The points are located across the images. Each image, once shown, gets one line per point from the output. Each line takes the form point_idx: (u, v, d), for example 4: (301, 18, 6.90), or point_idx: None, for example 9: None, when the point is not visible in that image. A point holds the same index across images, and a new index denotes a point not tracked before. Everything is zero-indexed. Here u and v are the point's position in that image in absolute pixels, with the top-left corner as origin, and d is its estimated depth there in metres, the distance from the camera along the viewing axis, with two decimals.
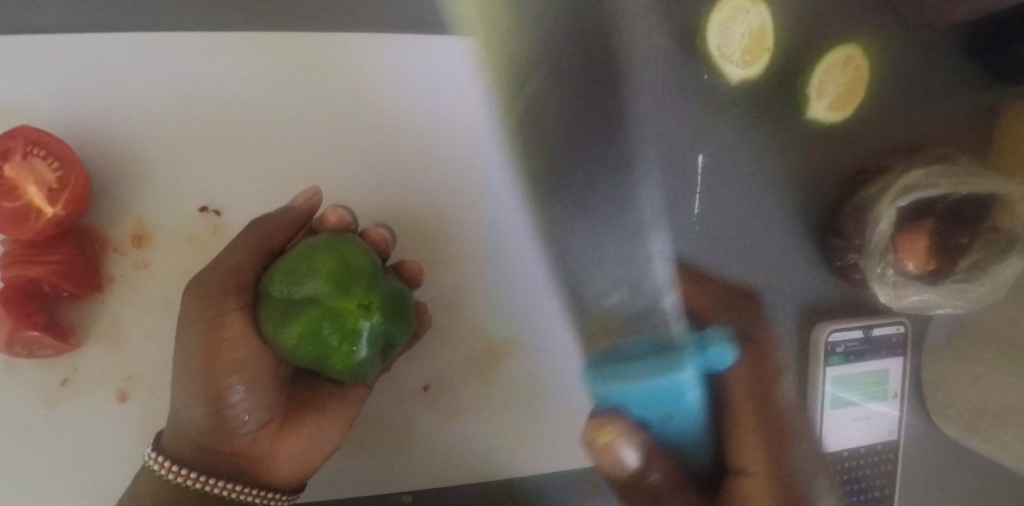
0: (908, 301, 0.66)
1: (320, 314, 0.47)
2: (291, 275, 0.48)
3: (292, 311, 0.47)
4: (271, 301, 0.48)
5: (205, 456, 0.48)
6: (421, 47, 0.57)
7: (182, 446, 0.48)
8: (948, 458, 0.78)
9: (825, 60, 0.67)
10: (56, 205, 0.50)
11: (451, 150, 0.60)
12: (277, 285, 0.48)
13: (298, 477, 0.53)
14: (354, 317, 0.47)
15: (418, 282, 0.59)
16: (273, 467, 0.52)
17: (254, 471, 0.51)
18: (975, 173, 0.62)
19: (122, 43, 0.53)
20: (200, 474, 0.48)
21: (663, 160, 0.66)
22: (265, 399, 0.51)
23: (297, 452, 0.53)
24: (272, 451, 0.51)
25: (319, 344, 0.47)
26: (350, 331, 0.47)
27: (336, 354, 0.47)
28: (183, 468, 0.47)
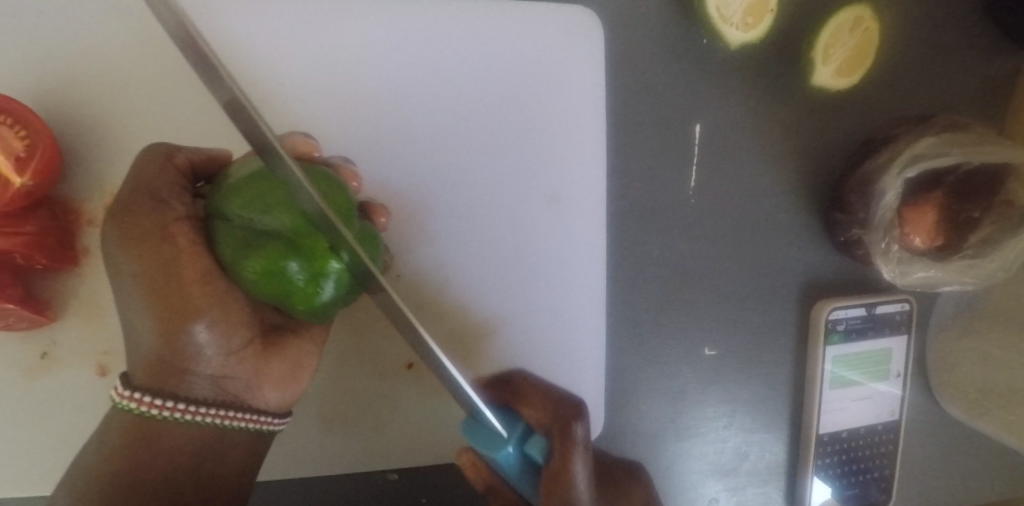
0: (914, 277, 0.63)
1: (285, 248, 0.41)
2: (252, 201, 0.41)
3: (253, 241, 0.41)
4: (229, 227, 0.42)
5: (187, 382, 0.45)
6: (403, 10, 0.55)
7: (156, 379, 0.44)
8: (954, 440, 0.76)
9: (834, 21, 0.62)
10: (23, 175, 0.47)
11: (434, 118, 0.57)
12: (236, 209, 0.42)
13: (282, 400, 0.53)
14: (323, 256, 0.42)
15: (384, 223, 0.52)
16: (258, 391, 0.50)
17: (240, 397, 0.49)
18: (988, 140, 0.59)
19: (88, 5, 0.51)
20: (185, 405, 0.44)
21: (658, 130, 0.63)
22: (245, 317, 0.48)
23: (278, 372, 0.51)
24: (255, 374, 0.50)
25: (281, 283, 0.41)
26: (319, 272, 0.42)
27: (300, 295, 0.42)
28: (163, 401, 0.43)
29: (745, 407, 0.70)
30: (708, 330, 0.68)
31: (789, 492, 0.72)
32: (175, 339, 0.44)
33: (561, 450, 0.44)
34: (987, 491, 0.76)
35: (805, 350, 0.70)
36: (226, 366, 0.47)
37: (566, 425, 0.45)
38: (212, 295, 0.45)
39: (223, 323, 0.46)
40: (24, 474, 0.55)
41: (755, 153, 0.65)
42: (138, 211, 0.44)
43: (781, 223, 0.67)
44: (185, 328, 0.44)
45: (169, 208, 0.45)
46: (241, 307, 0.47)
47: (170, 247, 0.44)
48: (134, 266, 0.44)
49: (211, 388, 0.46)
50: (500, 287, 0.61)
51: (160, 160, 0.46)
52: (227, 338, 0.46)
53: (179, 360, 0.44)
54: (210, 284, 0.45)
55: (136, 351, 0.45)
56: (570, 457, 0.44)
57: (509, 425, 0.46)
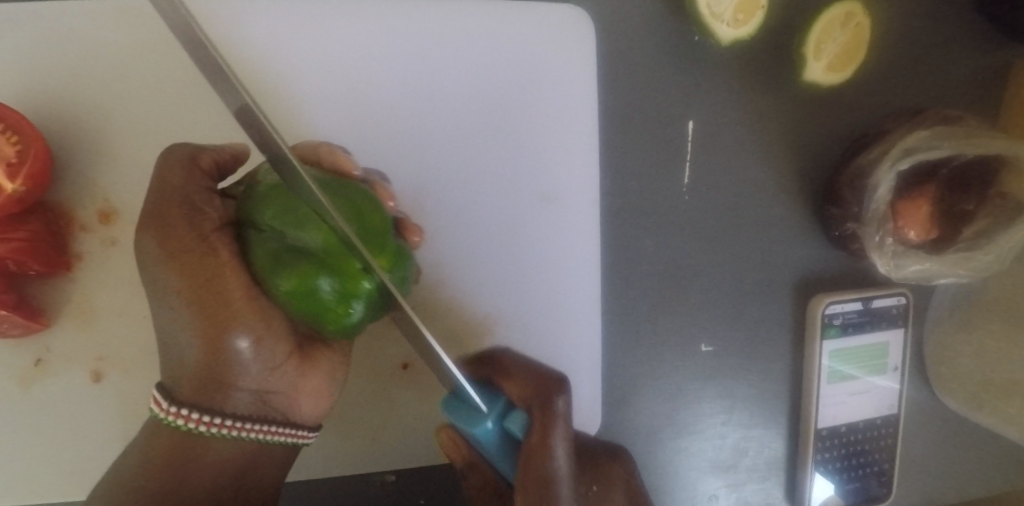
0: (908, 271, 0.63)
1: (315, 267, 0.42)
2: (287, 217, 0.43)
3: (285, 257, 0.42)
4: (263, 239, 0.43)
5: (230, 398, 0.45)
6: (393, 11, 0.55)
7: (197, 395, 0.44)
8: (953, 432, 0.75)
9: (825, 15, 0.62)
10: (15, 181, 0.47)
11: (426, 118, 0.57)
12: (270, 223, 0.43)
13: (319, 413, 0.52)
14: (353, 276, 0.43)
15: (417, 242, 0.51)
16: (297, 405, 0.50)
17: (281, 410, 0.49)
18: (979, 132, 0.59)
19: (77, 10, 0.51)
20: (233, 421, 0.44)
21: (650, 127, 0.63)
22: (288, 329, 0.48)
23: (320, 385, 0.51)
24: (298, 387, 0.49)
25: (312, 301, 0.43)
26: (349, 291, 0.43)
27: (331, 314, 0.44)
28: (207, 417, 0.43)
29: (743, 403, 0.70)
30: (704, 326, 0.67)
31: (788, 488, 0.72)
32: (217, 356, 0.43)
33: (540, 428, 0.42)
34: (988, 483, 0.76)
35: (802, 345, 0.70)
36: (270, 380, 0.46)
37: (547, 398, 0.43)
38: (253, 310, 0.44)
39: (267, 339, 0.45)
40: (22, 482, 0.55)
41: (748, 149, 0.65)
42: (172, 219, 0.43)
43: (775, 218, 0.67)
44: (225, 344, 0.43)
45: (205, 218, 0.44)
46: (283, 319, 0.47)
47: (213, 259, 0.43)
48: (173, 278, 0.43)
49: (256, 403, 0.46)
50: (494, 286, 0.60)
51: (191, 163, 0.45)
52: (272, 352, 0.46)
53: (222, 377, 0.44)
54: (254, 298, 0.44)
55: (178, 365, 0.44)
56: (548, 433, 0.42)
57: (489, 398, 0.45)
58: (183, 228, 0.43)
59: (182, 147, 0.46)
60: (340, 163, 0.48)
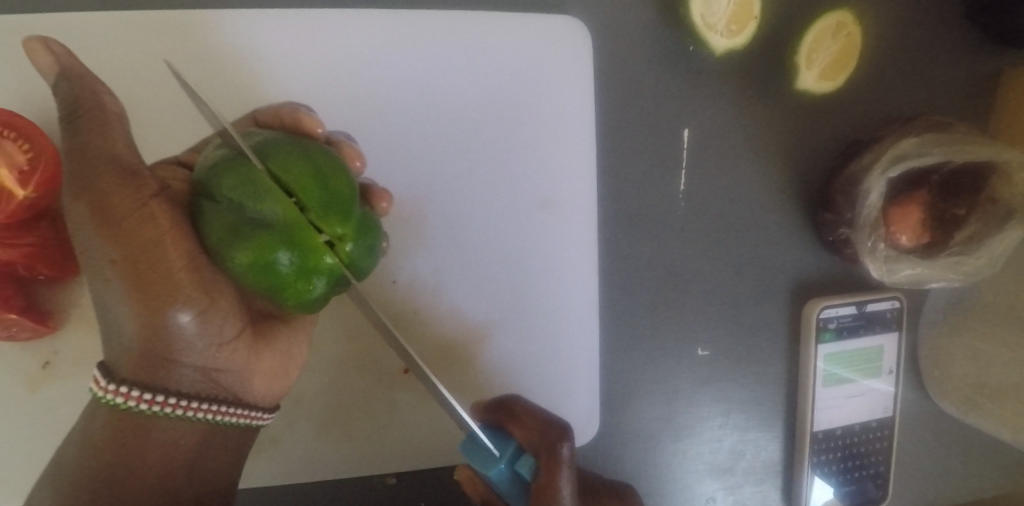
0: (901, 275, 0.64)
1: (274, 238, 0.37)
2: (244, 185, 0.38)
3: (242, 229, 0.38)
4: (218, 212, 0.39)
5: (175, 375, 0.43)
6: (395, 22, 0.57)
7: (136, 371, 0.41)
8: (949, 435, 0.76)
9: (812, 30, 0.64)
10: (27, 187, 0.48)
11: (427, 126, 0.58)
12: (226, 193, 0.38)
13: (271, 394, 0.52)
14: (317, 249, 0.38)
15: (385, 208, 0.51)
16: (248, 384, 0.49)
17: (232, 390, 0.47)
18: (969, 140, 0.61)
19: (89, 22, 0.52)
20: (177, 399, 0.42)
21: (647, 135, 0.64)
22: (237, 306, 0.46)
23: (263, 362, 0.51)
24: (245, 365, 0.49)
25: (268, 275, 0.37)
26: (311, 265, 0.38)
27: (289, 290, 0.38)
28: (147, 394, 0.41)
29: (740, 406, 0.71)
30: (701, 330, 0.68)
31: (785, 490, 0.73)
32: (159, 329, 0.41)
33: (546, 476, 0.43)
34: (984, 486, 0.77)
35: (798, 349, 0.71)
36: (217, 357, 0.45)
37: (554, 448, 0.44)
38: (200, 284, 0.42)
39: (212, 314, 0.43)
40: (29, 483, 0.56)
41: (743, 156, 0.67)
42: (108, 183, 0.40)
43: (770, 223, 0.68)
44: (170, 317, 0.41)
45: (142, 181, 0.41)
46: (232, 296, 0.45)
47: (153, 225, 0.40)
48: (109, 245, 0.40)
49: (204, 382, 0.45)
50: (494, 291, 0.62)
51: (117, 114, 0.42)
52: (218, 328, 0.44)
53: (165, 351, 0.42)
54: (199, 271, 0.42)
55: (118, 341, 0.42)
56: (556, 480, 0.43)
57: (500, 446, 0.46)
58: (118, 191, 0.40)
59: (86, 94, 0.41)
60: (305, 122, 0.49)
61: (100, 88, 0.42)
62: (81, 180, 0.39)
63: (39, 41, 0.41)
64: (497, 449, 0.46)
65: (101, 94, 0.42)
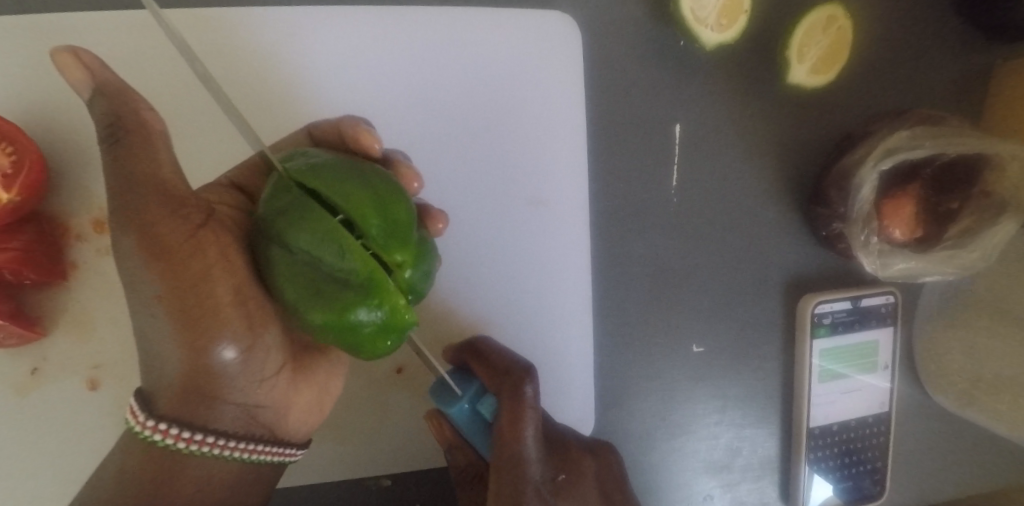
0: (895, 269, 0.63)
1: (353, 298, 0.37)
2: (322, 240, 0.37)
3: (323, 287, 0.37)
4: (293, 262, 0.38)
5: (215, 412, 0.42)
6: (382, 19, 0.56)
7: (183, 409, 0.41)
8: (946, 429, 0.76)
9: (807, 19, 0.62)
10: (11, 191, 0.48)
11: (416, 124, 0.58)
12: (302, 246, 0.38)
13: (304, 429, 0.51)
14: (397, 308, 0.38)
15: (441, 230, 0.51)
16: (285, 420, 0.49)
17: (268, 427, 0.47)
18: (960, 132, 0.61)
19: (73, 23, 0.52)
20: (216, 438, 0.42)
21: (639, 131, 0.64)
22: (279, 340, 0.46)
23: (303, 393, 0.50)
24: (285, 399, 0.48)
25: (349, 333, 0.37)
26: (391, 324, 0.38)
27: (368, 346, 0.38)
28: (187, 433, 0.41)
29: (736, 403, 0.71)
30: (696, 326, 0.68)
31: (782, 486, 0.72)
32: (204, 369, 0.41)
33: (510, 411, 0.48)
34: (981, 480, 0.77)
35: (793, 344, 0.70)
36: (258, 393, 0.45)
37: (520, 387, 0.49)
38: (243, 324, 0.42)
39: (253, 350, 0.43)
40: (20, 491, 0.55)
41: (735, 151, 0.66)
42: (155, 215, 0.39)
43: (763, 218, 0.68)
44: (212, 356, 0.40)
45: (188, 211, 0.40)
46: (273, 329, 0.45)
47: (202, 260, 0.40)
48: (153, 277, 0.39)
49: (242, 420, 0.44)
50: (486, 290, 0.61)
51: (162, 140, 0.40)
52: (258, 363, 0.44)
53: (210, 389, 0.41)
54: (243, 305, 0.42)
55: (159, 375, 0.42)
56: (519, 417, 0.48)
57: (464, 387, 0.51)
58: (162, 221, 0.39)
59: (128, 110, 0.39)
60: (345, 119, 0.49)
61: (142, 104, 0.40)
62: (126, 208, 0.39)
63: (80, 59, 0.38)
64: (461, 389, 0.51)
65: (141, 112, 0.40)
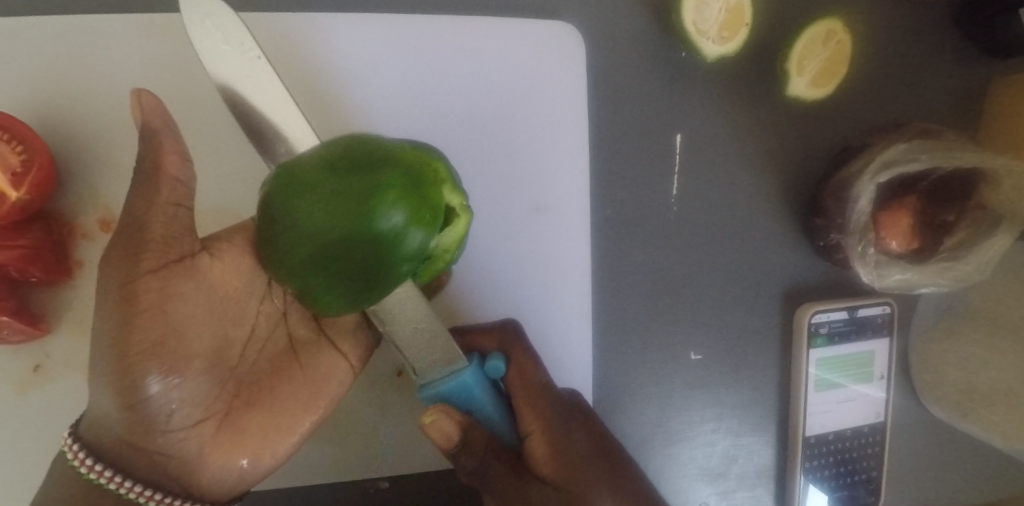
0: (892, 280, 0.64)
1: (394, 178, 0.42)
2: (366, 141, 0.44)
3: (360, 167, 0.42)
4: (328, 157, 0.43)
5: (128, 453, 0.44)
6: (390, 25, 0.57)
7: (100, 438, 0.43)
8: (942, 440, 0.76)
9: (808, 33, 0.64)
10: (20, 189, 0.48)
11: (422, 129, 0.58)
12: (341, 144, 0.44)
13: (232, 488, 0.50)
14: (430, 201, 0.44)
15: None
16: (207, 474, 0.48)
17: (183, 478, 0.47)
18: (958, 148, 0.62)
19: (86, 23, 0.52)
20: (118, 477, 0.43)
21: (640, 139, 0.65)
22: (203, 391, 0.47)
23: (234, 454, 0.49)
24: (202, 455, 0.47)
25: (382, 211, 0.42)
26: (422, 214, 0.44)
27: (398, 230, 0.42)
28: (93, 463, 0.43)
29: (733, 411, 0.71)
30: (695, 334, 0.69)
31: (778, 495, 0.73)
32: (119, 406, 0.42)
33: (525, 356, 0.57)
34: (976, 492, 0.77)
35: (790, 353, 0.71)
36: (174, 439, 0.45)
37: (514, 334, 0.58)
38: (158, 372, 0.43)
39: (166, 397, 0.44)
40: (18, 487, 0.55)
41: (736, 161, 0.67)
42: (112, 256, 0.42)
43: (762, 228, 0.69)
44: (125, 396, 0.42)
45: (147, 256, 0.43)
46: (193, 381, 0.46)
47: (128, 304, 0.42)
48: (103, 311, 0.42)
49: (153, 464, 0.45)
50: (487, 294, 0.62)
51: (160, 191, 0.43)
52: (173, 412, 0.45)
53: (122, 429, 0.43)
54: (158, 354, 0.43)
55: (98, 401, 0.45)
56: (529, 362, 0.57)
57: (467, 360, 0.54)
58: (125, 260, 0.42)
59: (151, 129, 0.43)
60: None
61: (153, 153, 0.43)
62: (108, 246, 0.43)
63: (138, 104, 0.42)
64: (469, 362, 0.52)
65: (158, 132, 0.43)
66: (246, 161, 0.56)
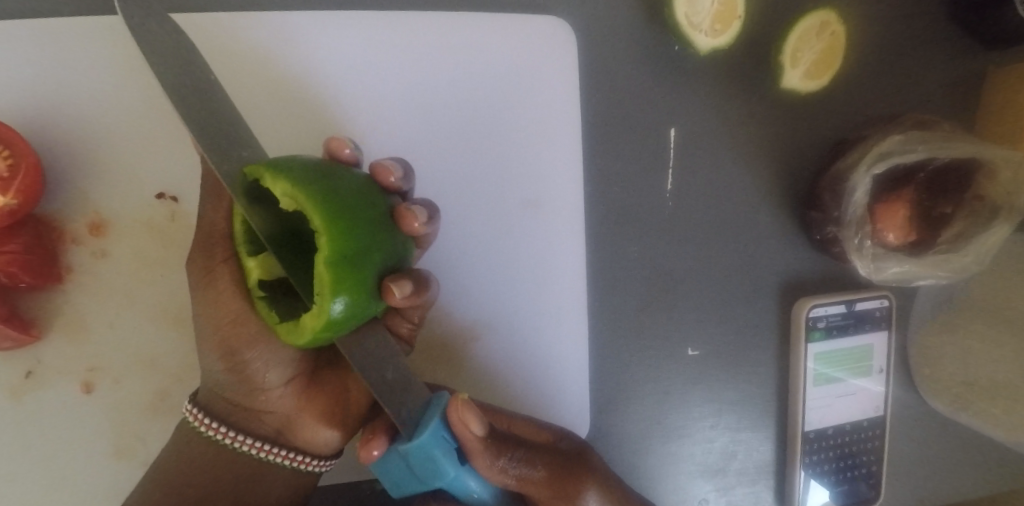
0: (889, 273, 0.64)
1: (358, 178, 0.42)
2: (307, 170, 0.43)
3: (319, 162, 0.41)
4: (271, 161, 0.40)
5: (242, 411, 0.48)
6: (378, 22, 0.56)
7: (215, 403, 0.48)
8: (942, 434, 0.76)
9: (802, 25, 0.63)
10: (9, 195, 0.48)
11: (412, 127, 0.58)
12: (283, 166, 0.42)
13: (330, 443, 0.51)
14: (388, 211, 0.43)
15: (394, 183, 0.45)
16: (304, 429, 0.50)
17: (282, 432, 0.50)
18: (956, 138, 0.61)
19: (74, 26, 0.52)
20: (230, 431, 0.47)
21: (634, 135, 0.64)
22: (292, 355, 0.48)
23: (324, 413, 0.50)
24: (295, 412, 0.49)
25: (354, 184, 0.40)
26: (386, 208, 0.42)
27: (371, 203, 0.40)
28: (211, 422, 0.47)
29: (732, 407, 0.71)
30: (693, 330, 0.68)
31: (778, 490, 0.72)
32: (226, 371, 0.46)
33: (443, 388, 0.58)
34: (977, 485, 0.77)
35: (788, 348, 0.71)
36: (271, 398, 0.48)
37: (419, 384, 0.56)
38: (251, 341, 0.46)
39: (260, 360, 0.46)
40: (13, 495, 0.55)
41: (730, 155, 0.67)
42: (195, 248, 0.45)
43: (757, 222, 0.68)
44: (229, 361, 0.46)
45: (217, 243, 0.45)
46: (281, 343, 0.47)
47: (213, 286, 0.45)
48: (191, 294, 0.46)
49: (259, 421, 0.49)
50: (482, 293, 0.61)
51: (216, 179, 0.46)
52: (268, 374, 0.47)
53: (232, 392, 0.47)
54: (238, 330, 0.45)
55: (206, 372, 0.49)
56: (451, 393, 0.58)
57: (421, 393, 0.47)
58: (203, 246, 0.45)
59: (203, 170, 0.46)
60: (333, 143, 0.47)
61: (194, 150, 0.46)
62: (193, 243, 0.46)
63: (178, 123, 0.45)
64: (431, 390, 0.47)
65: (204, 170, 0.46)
66: None
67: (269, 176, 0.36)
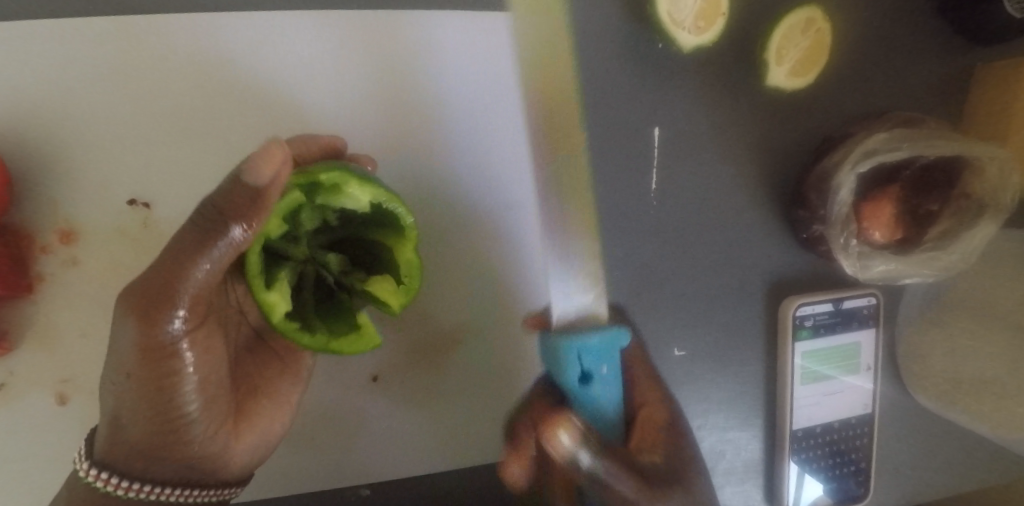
0: (874, 271, 0.63)
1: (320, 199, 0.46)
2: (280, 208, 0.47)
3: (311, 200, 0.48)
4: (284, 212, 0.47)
5: (160, 465, 0.46)
6: (352, 22, 0.55)
7: (126, 459, 0.45)
8: (931, 431, 0.76)
9: (784, 22, 0.64)
10: None
11: (394, 129, 0.58)
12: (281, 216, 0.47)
13: (245, 471, 0.53)
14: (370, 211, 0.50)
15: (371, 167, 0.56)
16: (229, 463, 0.51)
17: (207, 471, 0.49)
18: (943, 135, 0.61)
19: (36, 29, 0.51)
20: (145, 485, 0.46)
21: (617, 134, 0.63)
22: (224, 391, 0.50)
23: (255, 442, 0.53)
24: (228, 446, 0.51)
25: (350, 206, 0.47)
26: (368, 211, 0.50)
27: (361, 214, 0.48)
28: (113, 477, 0.45)
29: (720, 406, 0.70)
30: (679, 330, 0.68)
31: (767, 489, 0.72)
32: (157, 426, 0.44)
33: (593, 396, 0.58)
34: (967, 480, 0.77)
35: (775, 347, 0.70)
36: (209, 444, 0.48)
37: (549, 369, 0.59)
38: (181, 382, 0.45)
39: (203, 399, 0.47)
40: None
41: (715, 153, 0.66)
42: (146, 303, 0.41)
43: (743, 221, 0.68)
44: (172, 420, 0.44)
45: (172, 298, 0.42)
46: (216, 380, 0.48)
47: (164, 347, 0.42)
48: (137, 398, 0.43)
49: (181, 471, 0.47)
50: (469, 292, 0.62)
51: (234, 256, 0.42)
52: (205, 422, 0.47)
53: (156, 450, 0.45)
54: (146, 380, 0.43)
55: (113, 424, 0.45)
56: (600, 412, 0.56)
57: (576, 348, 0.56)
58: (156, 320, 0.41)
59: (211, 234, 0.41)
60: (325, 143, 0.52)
61: (244, 225, 0.41)
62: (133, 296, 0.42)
63: (241, 177, 0.40)
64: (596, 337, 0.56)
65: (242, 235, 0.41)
66: (206, 167, 0.54)
67: (353, 184, 0.46)
